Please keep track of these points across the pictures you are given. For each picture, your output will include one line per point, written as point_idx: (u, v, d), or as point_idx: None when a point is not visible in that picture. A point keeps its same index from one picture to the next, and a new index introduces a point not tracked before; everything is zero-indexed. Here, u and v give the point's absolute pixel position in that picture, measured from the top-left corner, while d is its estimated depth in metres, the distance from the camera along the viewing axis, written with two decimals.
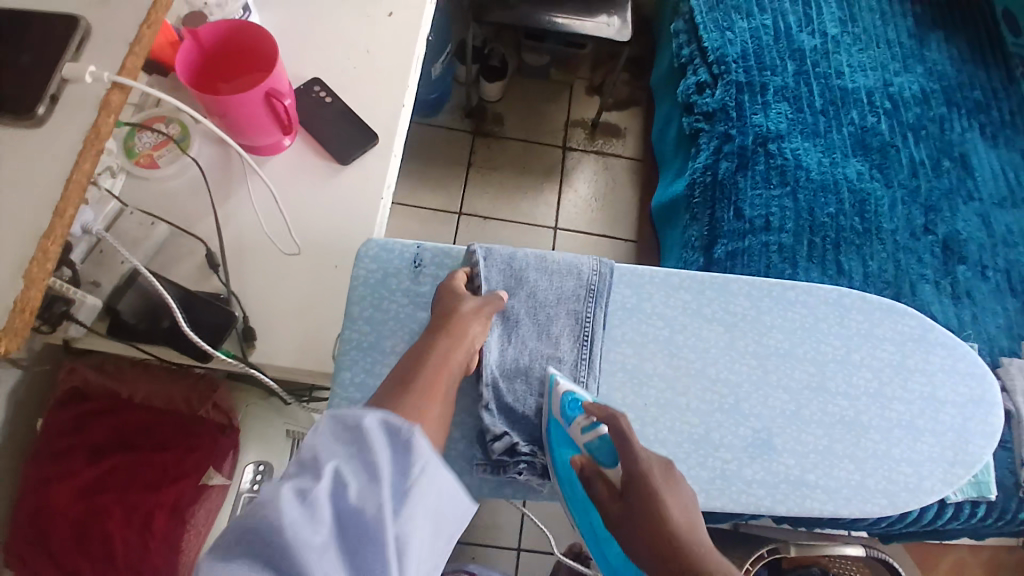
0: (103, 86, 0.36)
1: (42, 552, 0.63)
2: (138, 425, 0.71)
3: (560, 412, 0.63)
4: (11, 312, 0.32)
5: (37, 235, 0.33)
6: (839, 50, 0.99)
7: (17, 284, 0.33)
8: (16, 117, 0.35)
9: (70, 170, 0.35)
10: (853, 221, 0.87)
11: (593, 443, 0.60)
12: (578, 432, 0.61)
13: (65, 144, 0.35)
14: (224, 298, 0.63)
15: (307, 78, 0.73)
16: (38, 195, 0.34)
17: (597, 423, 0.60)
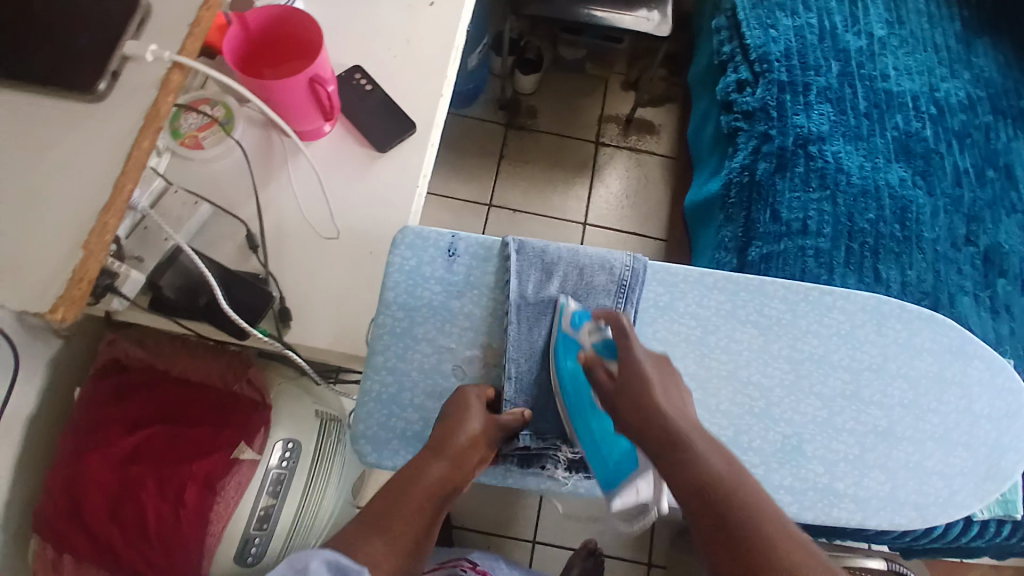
0: (163, 66, 0.38)
1: (78, 517, 0.66)
2: (174, 399, 0.73)
3: (570, 327, 0.65)
4: (72, 281, 0.34)
5: (99, 209, 0.35)
6: (885, 52, 0.97)
7: (77, 254, 0.34)
8: (79, 93, 0.36)
9: (130, 147, 0.36)
10: (893, 228, 0.85)
11: (597, 343, 0.62)
12: (585, 336, 0.63)
13: (126, 122, 0.37)
14: (261, 279, 0.64)
15: (348, 66, 0.74)
16: (100, 171, 0.35)
17: (604, 327, 0.62)
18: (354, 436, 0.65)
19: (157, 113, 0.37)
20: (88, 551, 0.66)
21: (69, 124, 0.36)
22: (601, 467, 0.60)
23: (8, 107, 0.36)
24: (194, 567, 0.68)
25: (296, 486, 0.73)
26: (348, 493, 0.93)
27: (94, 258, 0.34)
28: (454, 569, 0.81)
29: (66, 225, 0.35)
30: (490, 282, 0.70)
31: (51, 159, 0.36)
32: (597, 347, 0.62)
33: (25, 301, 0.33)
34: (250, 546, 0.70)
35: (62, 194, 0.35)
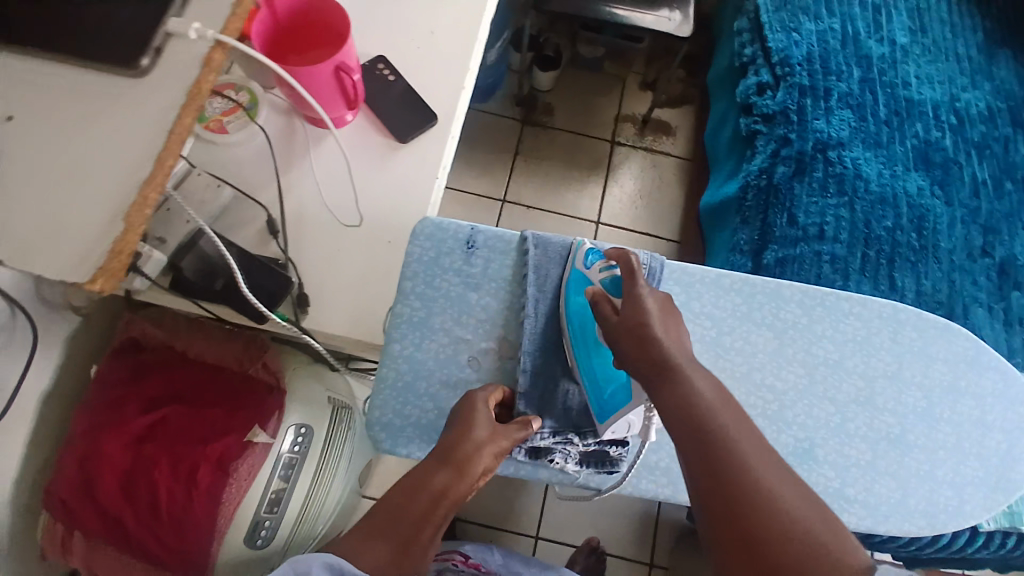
0: (207, 44, 0.37)
1: (87, 496, 0.68)
2: (190, 380, 0.73)
3: (583, 266, 0.68)
4: (112, 253, 0.33)
5: (140, 183, 0.34)
6: (907, 60, 0.96)
7: (118, 227, 0.34)
8: (120, 68, 0.36)
9: (171, 124, 0.36)
10: (910, 236, 0.85)
11: (606, 280, 0.64)
12: (596, 273, 0.66)
13: (167, 98, 0.36)
14: (281, 264, 0.65)
15: (371, 56, 0.74)
16: (140, 147, 0.35)
17: (614, 266, 0.65)
18: (369, 422, 0.66)
19: (200, 91, 0.36)
20: (98, 530, 0.69)
21: (107, 100, 0.36)
22: (595, 392, 0.64)
23: (48, 81, 0.36)
24: (204, 548, 0.68)
25: (306, 472, 0.72)
26: (355, 482, 0.94)
27: (133, 232, 0.34)
28: (444, 562, 0.80)
29: (107, 200, 0.34)
30: (507, 275, 0.70)
31: (91, 133, 0.35)
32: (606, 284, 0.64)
33: (63, 271, 0.33)
34: (260, 530, 0.70)
35: (102, 168, 0.35)
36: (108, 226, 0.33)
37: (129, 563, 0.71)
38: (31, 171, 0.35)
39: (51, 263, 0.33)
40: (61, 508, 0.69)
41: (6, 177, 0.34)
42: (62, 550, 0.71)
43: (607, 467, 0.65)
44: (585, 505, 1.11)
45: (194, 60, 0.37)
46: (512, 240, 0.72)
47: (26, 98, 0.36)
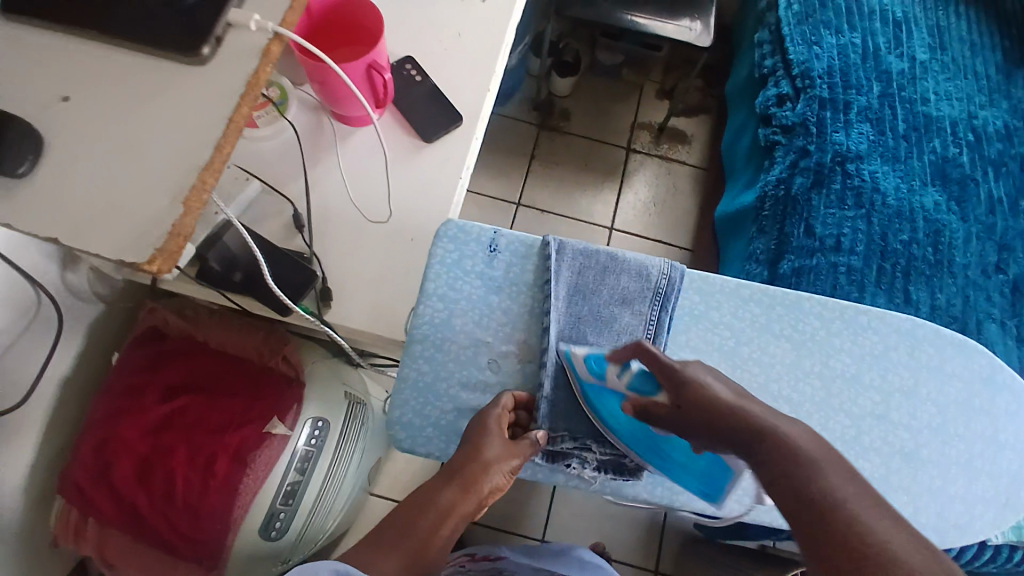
0: (266, 36, 0.38)
1: (103, 482, 0.68)
2: (209, 370, 0.74)
3: (596, 376, 0.63)
4: (169, 235, 0.34)
5: (199, 167, 0.35)
6: (927, 76, 0.97)
7: (176, 210, 0.34)
8: (182, 56, 0.37)
9: (229, 113, 0.37)
10: (926, 251, 0.86)
11: (633, 382, 0.61)
12: (615, 378, 0.62)
13: (224, 87, 0.37)
14: (305, 258, 0.66)
15: (399, 56, 0.75)
16: (199, 133, 0.36)
17: (631, 361, 0.61)
18: (389, 421, 0.66)
19: (257, 82, 0.37)
20: (112, 515, 0.69)
21: (168, 87, 0.37)
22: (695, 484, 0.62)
23: (107, 67, 0.37)
24: (220, 537, 0.68)
25: (322, 466, 0.72)
26: (364, 481, 0.94)
27: (191, 217, 0.35)
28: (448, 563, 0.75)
29: (164, 184, 0.35)
30: (529, 279, 0.70)
31: (149, 118, 0.36)
32: (634, 386, 0.60)
33: (120, 250, 0.34)
34: (274, 521, 0.69)
35: (158, 153, 0.35)
36: (166, 209, 0.34)
37: (140, 551, 0.71)
38: (89, 153, 0.35)
39: (109, 242, 0.34)
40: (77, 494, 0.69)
41: (65, 159, 0.35)
42: (75, 535, 0.72)
43: (626, 470, 0.64)
44: (591, 509, 1.11)
45: (252, 51, 0.37)
46: (534, 242, 0.71)
47: (83, 83, 0.36)
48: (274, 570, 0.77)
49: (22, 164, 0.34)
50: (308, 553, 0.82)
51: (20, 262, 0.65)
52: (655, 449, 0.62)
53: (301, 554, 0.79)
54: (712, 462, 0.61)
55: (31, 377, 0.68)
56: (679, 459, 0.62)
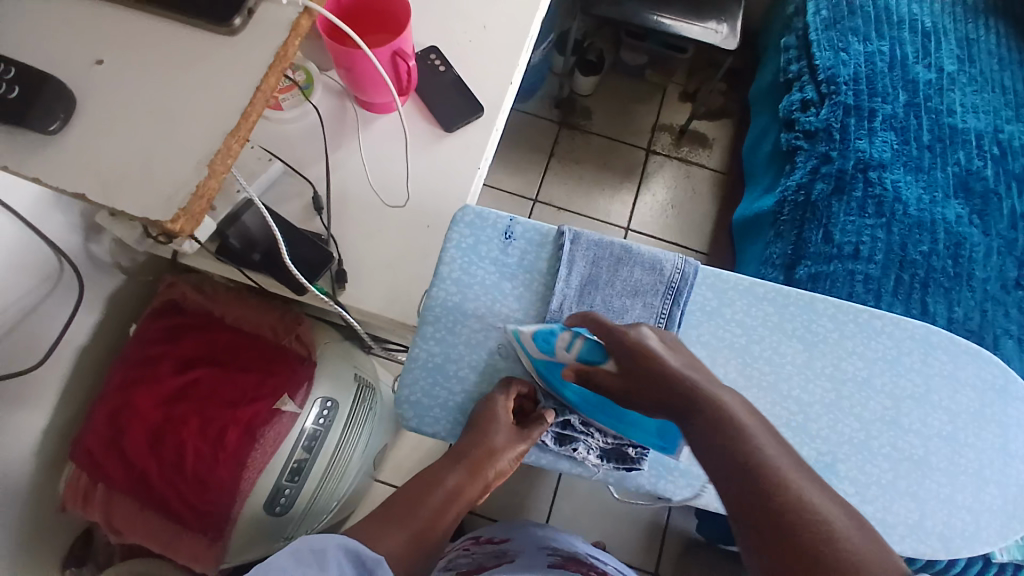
0: (296, 10, 0.38)
1: (115, 447, 0.70)
2: (224, 345, 0.76)
3: (542, 352, 0.62)
4: (193, 196, 0.35)
5: (224, 134, 0.36)
6: (953, 88, 0.95)
7: (201, 172, 0.35)
8: (215, 26, 0.38)
9: (257, 83, 0.37)
10: (946, 263, 0.84)
11: (582, 352, 0.60)
12: (563, 352, 0.61)
13: (253, 59, 0.38)
14: (323, 239, 0.67)
15: (424, 45, 0.76)
16: (227, 102, 0.37)
17: (578, 332, 0.61)
18: (397, 399, 0.66)
19: (284, 56, 0.38)
20: (121, 481, 0.70)
21: (197, 55, 0.37)
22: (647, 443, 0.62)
23: (140, 34, 0.38)
24: (226, 508, 0.69)
25: (329, 446, 0.73)
26: (371, 463, 0.95)
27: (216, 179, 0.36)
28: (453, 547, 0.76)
29: (190, 148, 0.36)
30: (542, 268, 0.70)
31: (179, 84, 0.37)
32: (584, 357, 0.60)
33: (144, 206, 0.35)
34: (280, 497, 0.70)
35: (187, 118, 0.37)
36: (191, 170, 0.35)
37: (148, 520, 0.72)
38: (118, 115, 0.36)
39: (135, 200, 0.35)
40: (86, 459, 0.70)
41: (94, 120, 0.36)
42: (82, 502, 0.71)
43: (630, 464, 0.64)
44: (594, 507, 1.11)
45: (283, 24, 0.38)
46: (548, 231, 0.71)
47: (117, 48, 0.38)
48: (278, 546, 0.78)
49: (53, 122, 0.35)
50: (312, 531, 0.83)
51: (44, 229, 0.66)
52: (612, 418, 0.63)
53: (305, 531, 0.79)
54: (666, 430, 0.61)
55: (52, 340, 0.70)
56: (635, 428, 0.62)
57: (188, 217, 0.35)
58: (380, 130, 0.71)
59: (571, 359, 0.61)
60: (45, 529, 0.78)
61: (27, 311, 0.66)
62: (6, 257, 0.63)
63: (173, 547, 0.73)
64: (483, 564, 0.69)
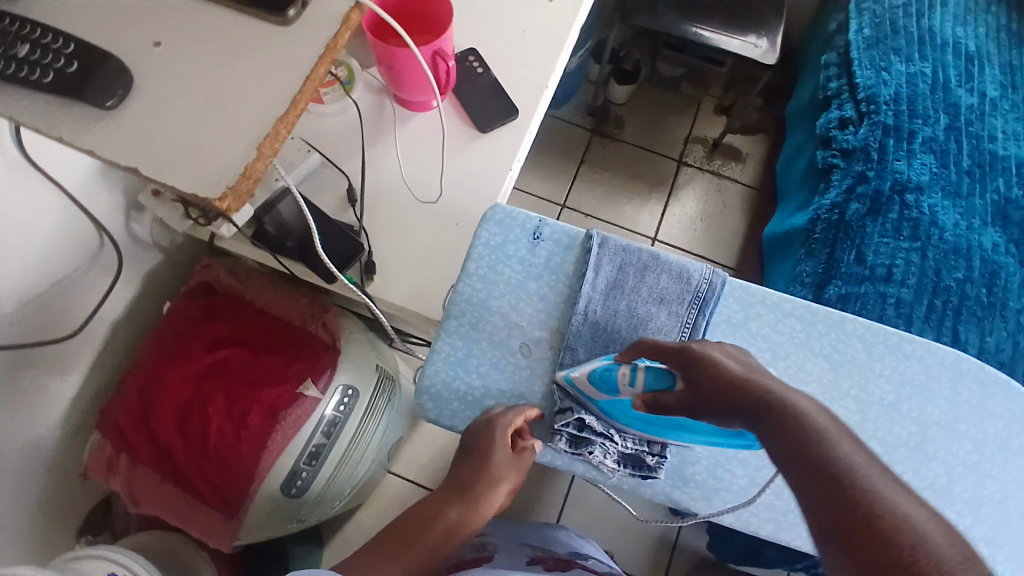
0: (348, 4, 0.40)
1: (142, 421, 0.72)
2: (253, 328, 0.78)
3: (608, 391, 0.61)
4: (242, 176, 0.36)
5: (274, 119, 0.38)
6: (996, 114, 0.93)
7: (250, 152, 0.37)
8: (271, 17, 0.40)
9: (307, 71, 0.39)
10: (980, 292, 0.82)
11: (647, 382, 0.59)
12: (627, 388, 0.60)
13: (303, 49, 0.39)
14: (355, 231, 0.69)
15: (464, 47, 0.77)
16: (277, 87, 0.38)
17: (637, 365, 0.60)
18: (418, 390, 0.67)
19: (334, 46, 0.40)
20: (146, 455, 0.72)
21: (252, 42, 0.39)
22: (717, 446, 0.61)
23: (199, 21, 0.40)
24: (244, 487, 0.71)
25: (347, 433, 0.74)
26: (386, 455, 0.96)
27: (264, 161, 0.37)
28: None
29: (240, 129, 0.38)
30: (568, 270, 0.70)
31: (231, 69, 0.39)
32: (650, 386, 0.59)
33: (194, 182, 0.36)
34: (296, 479, 0.72)
35: (238, 101, 0.38)
36: (241, 150, 0.36)
37: (168, 493, 0.74)
38: (173, 95, 0.38)
39: (186, 175, 0.36)
40: (112, 430, 0.73)
41: (150, 99, 0.38)
42: (106, 471, 0.73)
43: (642, 469, 0.64)
44: (604, 516, 1.11)
45: (334, 18, 0.40)
46: (577, 234, 0.72)
47: (177, 33, 0.39)
48: (289, 529, 0.80)
49: (109, 98, 0.37)
50: (323, 517, 0.84)
51: (91, 205, 0.69)
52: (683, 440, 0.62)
53: (318, 516, 0.81)
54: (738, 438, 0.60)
55: (90, 311, 0.73)
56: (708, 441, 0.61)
57: (236, 197, 0.37)
58: (417, 127, 0.73)
59: (639, 395, 0.60)
60: (70, 495, 0.80)
61: (70, 283, 0.69)
62: (54, 229, 0.65)
63: (190, 521, 0.75)
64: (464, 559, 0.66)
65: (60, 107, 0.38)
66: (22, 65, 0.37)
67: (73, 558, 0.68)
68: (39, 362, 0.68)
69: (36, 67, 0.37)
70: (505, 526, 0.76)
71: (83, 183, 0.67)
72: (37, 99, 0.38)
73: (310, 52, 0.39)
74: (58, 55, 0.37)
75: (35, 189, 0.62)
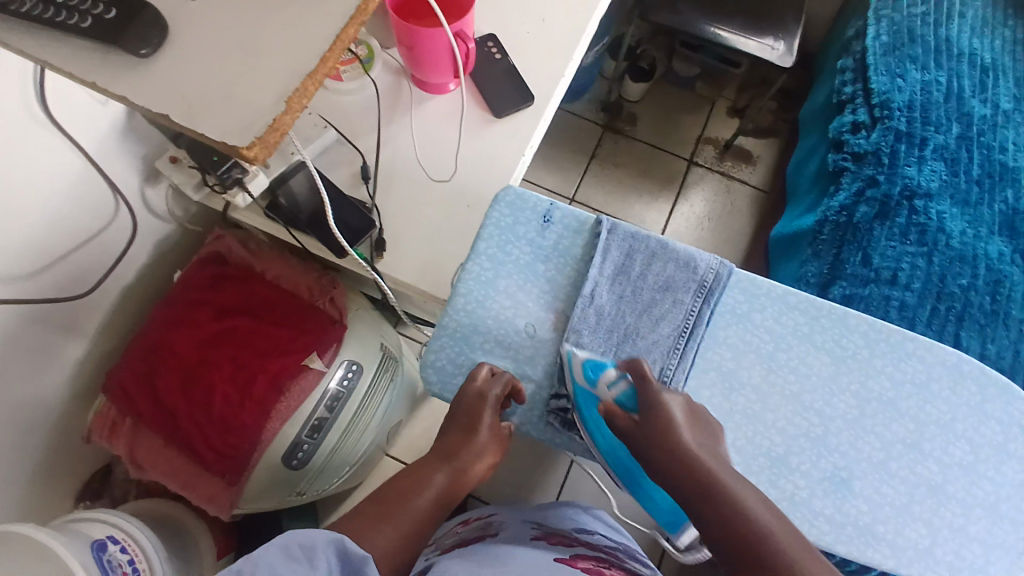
0: None
1: (148, 384, 0.73)
2: (262, 298, 0.78)
3: (585, 381, 0.62)
4: (270, 127, 0.37)
5: (303, 74, 0.38)
6: (1008, 125, 0.93)
7: (278, 106, 0.38)
8: None
9: (337, 31, 0.40)
10: (983, 300, 0.83)
11: (619, 396, 0.60)
12: (604, 388, 0.61)
13: (334, 9, 0.40)
14: (367, 208, 0.70)
15: (482, 33, 0.78)
16: (306, 44, 0.39)
17: (624, 375, 0.61)
18: (423, 364, 0.68)
19: (365, 9, 0.40)
20: (149, 417, 0.73)
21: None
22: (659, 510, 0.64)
23: None
24: (246, 455, 0.72)
25: (350, 409, 0.75)
26: (386, 435, 0.97)
27: (292, 115, 0.38)
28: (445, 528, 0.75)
29: (269, 83, 0.38)
30: (576, 254, 0.70)
31: (262, 25, 0.39)
32: (620, 400, 0.60)
33: (222, 129, 0.37)
34: (298, 451, 0.73)
35: (270, 56, 0.39)
36: (271, 103, 0.37)
37: (169, 457, 0.74)
38: (205, 47, 0.39)
39: (215, 125, 0.37)
40: (114, 393, 0.73)
41: (184, 50, 0.39)
42: (109, 433, 0.74)
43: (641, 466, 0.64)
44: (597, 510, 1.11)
45: None
46: (586, 219, 0.72)
47: None
48: (288, 500, 0.81)
49: (144, 47, 0.38)
50: (323, 490, 0.85)
51: (107, 166, 0.70)
52: (635, 481, 0.65)
53: (317, 489, 0.82)
54: (673, 509, 0.62)
55: (101, 272, 0.74)
56: (655, 496, 0.64)
57: (263, 146, 0.38)
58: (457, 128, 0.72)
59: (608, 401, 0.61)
60: (72, 455, 0.81)
61: (85, 240, 0.70)
62: (72, 186, 0.66)
63: (190, 486, 0.75)
64: (467, 537, 0.69)
65: (94, 51, 0.38)
66: (59, 10, 0.38)
67: (72, 520, 0.69)
68: (48, 317, 0.68)
69: (74, 13, 0.38)
70: (513, 508, 0.76)
71: (103, 144, 0.68)
72: (70, 43, 0.38)
73: (341, 12, 0.39)
74: (97, 2, 0.38)
75: (59, 145, 0.63)
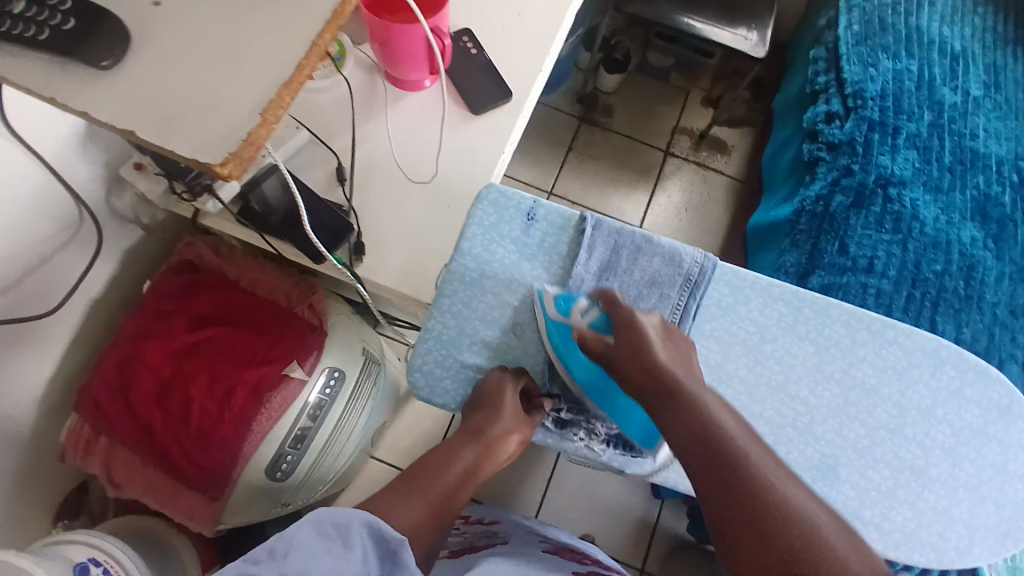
0: None
1: (122, 399, 0.70)
2: (239, 305, 0.76)
3: (559, 313, 0.66)
4: (245, 142, 0.35)
5: (280, 83, 0.36)
6: (978, 112, 0.95)
7: (254, 118, 0.36)
8: None
9: (314, 37, 0.38)
10: (957, 285, 0.85)
11: (591, 320, 0.65)
12: (578, 317, 0.65)
13: (310, 13, 0.38)
14: (344, 211, 0.67)
15: (457, 27, 0.76)
16: (281, 54, 0.37)
17: (596, 302, 0.65)
18: (410, 367, 0.67)
19: (342, 13, 0.38)
20: (126, 434, 0.70)
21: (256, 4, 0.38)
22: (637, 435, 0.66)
23: None
24: (228, 467, 0.70)
25: (333, 417, 0.73)
26: (370, 438, 0.95)
27: (267, 128, 0.36)
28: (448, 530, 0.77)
29: (242, 94, 0.36)
30: (561, 252, 0.70)
31: (233, 33, 0.37)
32: (594, 324, 0.64)
33: (193, 146, 0.35)
34: (281, 463, 0.71)
35: (243, 65, 0.37)
36: (246, 115, 0.35)
37: (149, 473, 0.72)
38: (170, 57, 0.37)
39: (187, 141, 0.35)
40: (87, 410, 0.70)
41: (150, 61, 0.37)
42: (84, 451, 0.71)
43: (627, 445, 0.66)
44: (584, 501, 1.11)
45: None
46: (569, 216, 0.71)
47: None
48: (273, 511, 0.79)
49: (106, 57, 0.36)
50: (309, 500, 0.84)
51: (69, 175, 0.66)
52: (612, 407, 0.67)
53: (303, 497, 0.80)
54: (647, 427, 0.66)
55: (69, 287, 0.71)
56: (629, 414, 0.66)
57: (237, 162, 0.36)
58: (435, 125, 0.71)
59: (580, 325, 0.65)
60: (44, 475, 0.78)
61: (49, 253, 0.67)
62: (33, 198, 0.63)
63: (171, 502, 0.73)
64: (473, 543, 0.70)
65: (54, 65, 0.36)
66: (16, 23, 0.35)
67: (52, 542, 0.66)
68: (13, 336, 0.65)
69: (30, 24, 0.35)
70: (515, 513, 0.77)
71: (63, 153, 0.65)
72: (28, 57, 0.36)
73: (317, 17, 0.37)
74: (55, 12, 0.36)
75: (16, 155, 0.59)
